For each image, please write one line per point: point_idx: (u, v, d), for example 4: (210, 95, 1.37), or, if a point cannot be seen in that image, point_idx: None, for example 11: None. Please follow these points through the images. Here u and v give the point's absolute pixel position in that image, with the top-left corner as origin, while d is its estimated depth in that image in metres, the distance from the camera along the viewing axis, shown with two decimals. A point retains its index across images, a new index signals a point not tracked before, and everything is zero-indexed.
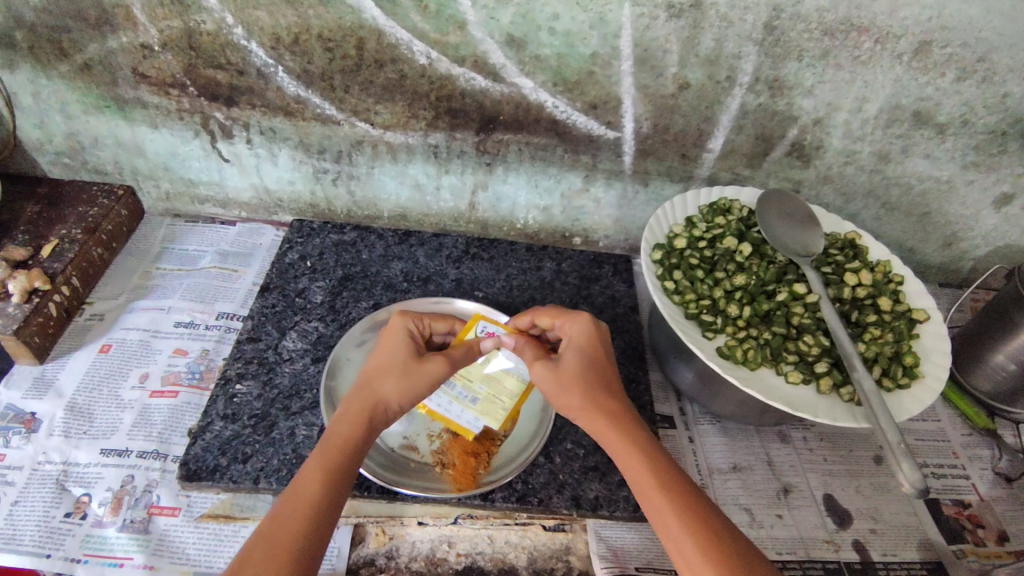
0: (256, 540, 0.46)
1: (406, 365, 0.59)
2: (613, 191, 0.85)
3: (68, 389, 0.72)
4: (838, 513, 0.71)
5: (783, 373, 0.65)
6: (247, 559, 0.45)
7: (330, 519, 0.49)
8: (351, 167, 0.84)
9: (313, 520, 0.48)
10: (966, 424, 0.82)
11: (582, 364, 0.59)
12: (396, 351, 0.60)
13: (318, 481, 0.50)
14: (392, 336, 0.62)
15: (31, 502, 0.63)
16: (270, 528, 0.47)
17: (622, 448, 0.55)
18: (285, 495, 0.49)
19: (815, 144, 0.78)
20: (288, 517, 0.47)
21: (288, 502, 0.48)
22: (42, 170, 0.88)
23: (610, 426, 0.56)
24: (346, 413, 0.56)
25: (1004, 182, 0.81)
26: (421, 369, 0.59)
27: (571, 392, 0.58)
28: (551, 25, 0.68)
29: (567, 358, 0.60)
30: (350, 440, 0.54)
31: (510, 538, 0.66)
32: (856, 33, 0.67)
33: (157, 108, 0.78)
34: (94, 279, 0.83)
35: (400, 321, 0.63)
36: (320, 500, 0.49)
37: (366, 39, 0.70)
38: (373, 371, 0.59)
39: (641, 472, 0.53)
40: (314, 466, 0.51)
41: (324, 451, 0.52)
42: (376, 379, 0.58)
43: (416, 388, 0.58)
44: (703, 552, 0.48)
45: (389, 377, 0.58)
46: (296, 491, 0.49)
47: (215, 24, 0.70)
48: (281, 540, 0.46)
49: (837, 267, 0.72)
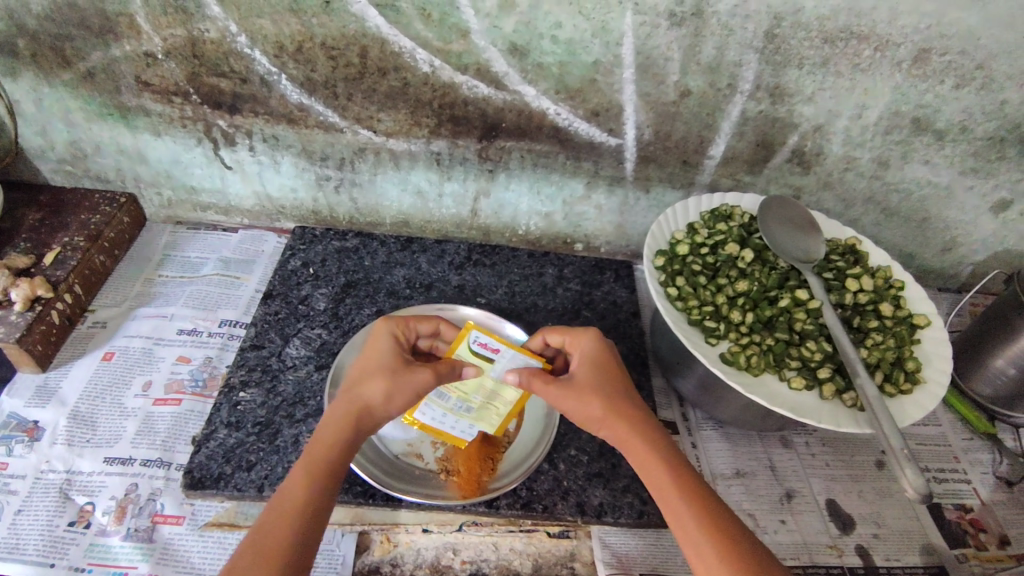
0: (247, 548, 0.46)
1: (392, 371, 0.57)
2: (615, 198, 0.86)
3: (71, 397, 0.72)
4: (841, 518, 0.71)
5: (787, 380, 0.65)
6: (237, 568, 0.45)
7: (317, 528, 0.49)
8: (353, 174, 0.84)
9: (300, 532, 0.48)
10: (967, 428, 0.82)
11: (595, 375, 0.59)
12: (383, 357, 0.58)
13: (304, 490, 0.50)
14: (379, 342, 0.60)
15: (35, 511, 0.63)
16: (259, 535, 0.47)
17: (642, 454, 0.55)
18: (274, 501, 0.50)
19: (816, 150, 0.79)
20: (275, 528, 0.48)
21: (277, 508, 0.49)
22: (44, 178, 0.88)
23: (630, 432, 0.56)
24: (330, 419, 0.55)
25: (1003, 187, 0.82)
26: (407, 377, 0.56)
27: (589, 399, 0.57)
28: (554, 33, 0.68)
29: (580, 370, 0.60)
30: (336, 447, 0.53)
31: (516, 545, 0.66)
32: (857, 41, 0.68)
33: (160, 115, 0.79)
34: (96, 286, 0.83)
35: (385, 326, 0.62)
36: (308, 509, 0.49)
37: (370, 47, 0.70)
38: (358, 376, 0.57)
39: (661, 480, 0.54)
40: (301, 475, 0.51)
41: (310, 458, 0.52)
42: (361, 384, 0.56)
43: (401, 395, 0.56)
44: (716, 554, 0.49)
45: (375, 383, 0.56)
46: (284, 501, 0.49)
47: (219, 33, 0.70)
48: (271, 547, 0.47)
49: (839, 272, 0.72)
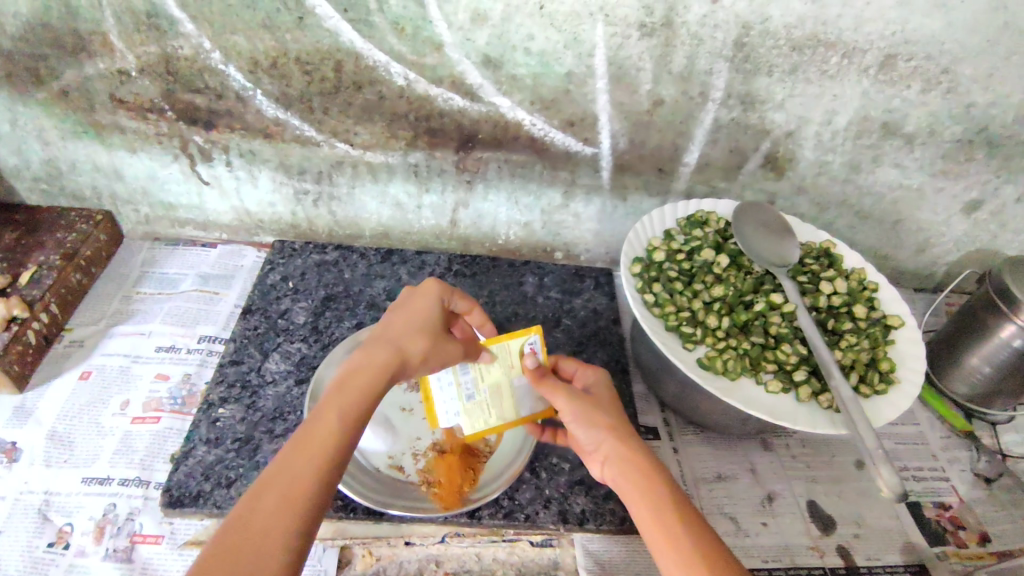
0: (272, 486, 0.45)
1: (434, 336, 0.59)
2: (593, 206, 0.86)
3: (48, 418, 0.71)
4: (822, 518, 0.72)
5: (763, 383, 0.65)
6: (262, 506, 0.44)
7: (339, 475, 0.48)
8: (332, 187, 0.84)
9: (327, 476, 0.47)
10: (945, 426, 0.84)
11: (614, 401, 0.62)
12: (428, 319, 0.59)
13: (337, 432, 0.49)
14: (424, 303, 0.61)
15: (12, 533, 0.62)
16: (284, 471, 0.46)
17: (643, 464, 0.55)
18: (301, 437, 0.48)
19: (788, 156, 0.80)
20: (302, 467, 0.46)
21: (306, 448, 0.48)
22: (19, 198, 0.87)
23: (630, 446, 0.57)
24: (368, 361, 0.54)
25: (973, 188, 0.83)
26: (447, 347, 0.59)
27: (604, 412, 0.59)
28: (527, 45, 0.69)
29: (599, 391, 0.63)
30: (370, 393, 0.52)
31: (498, 555, 0.67)
32: (824, 48, 0.69)
33: (136, 132, 0.78)
34: (73, 305, 0.82)
35: (433, 289, 0.62)
36: (336, 452, 0.48)
37: (344, 62, 0.71)
38: (402, 329, 0.58)
39: (654, 487, 0.53)
40: (333, 415, 0.50)
41: (342, 397, 0.51)
42: (405, 339, 0.57)
43: (436, 361, 0.59)
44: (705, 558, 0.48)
45: (417, 342, 0.57)
46: (314, 436, 0.48)
47: (193, 49, 0.70)
48: (298, 488, 0.45)
49: (813, 275, 0.74)
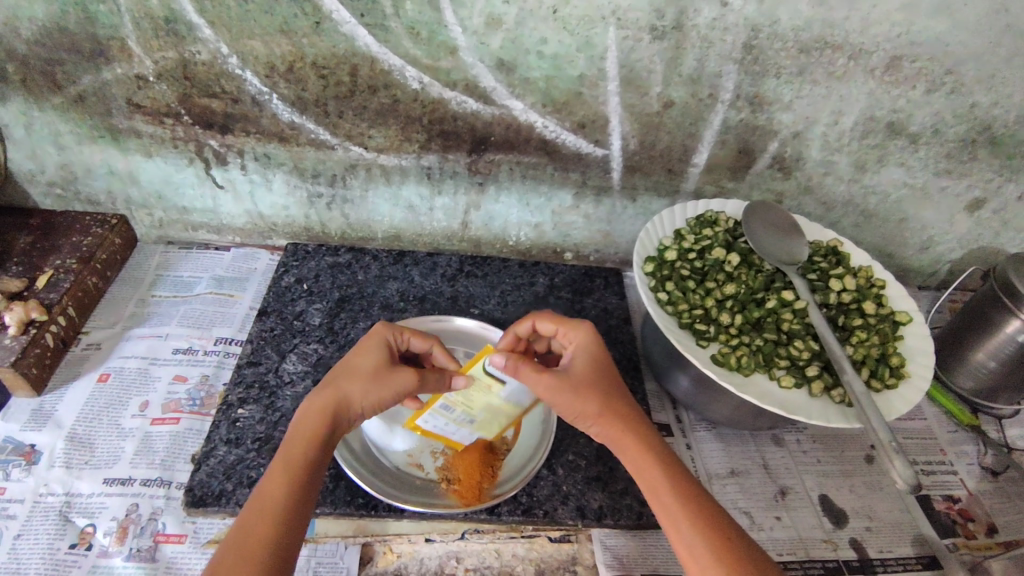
0: (228, 548, 0.48)
1: (375, 372, 0.59)
2: (603, 207, 0.87)
3: (68, 420, 0.72)
4: (834, 512, 0.73)
5: (776, 378, 0.66)
6: (218, 568, 0.47)
7: (295, 523, 0.51)
8: (345, 190, 0.85)
9: (279, 528, 0.49)
10: (952, 421, 0.85)
11: (593, 371, 0.60)
12: (370, 358, 0.60)
13: (284, 486, 0.51)
14: (368, 346, 0.61)
15: (34, 535, 0.63)
16: (239, 533, 0.49)
17: (635, 450, 0.57)
18: (254, 498, 0.51)
19: (795, 156, 0.81)
20: (254, 525, 0.49)
21: (258, 506, 0.50)
22: (34, 202, 0.88)
23: (624, 433, 0.58)
24: (309, 411, 0.56)
25: (976, 187, 0.85)
26: (391, 379, 0.58)
27: (586, 400, 0.58)
28: (540, 49, 0.70)
29: (576, 364, 0.61)
30: (313, 442, 0.54)
31: (517, 551, 0.66)
32: (832, 50, 0.71)
33: (152, 137, 0.79)
34: (90, 308, 0.83)
35: (380, 331, 0.63)
36: (286, 504, 0.51)
37: (360, 66, 0.72)
38: (342, 371, 0.59)
39: (649, 474, 0.56)
40: (280, 472, 0.52)
41: (289, 453, 0.54)
42: (343, 381, 0.58)
43: (382, 393, 0.58)
44: (705, 543, 0.52)
45: (355, 381, 0.58)
46: (265, 494, 0.51)
47: (210, 54, 0.71)
48: (251, 546, 0.48)
49: (822, 273, 0.75)
